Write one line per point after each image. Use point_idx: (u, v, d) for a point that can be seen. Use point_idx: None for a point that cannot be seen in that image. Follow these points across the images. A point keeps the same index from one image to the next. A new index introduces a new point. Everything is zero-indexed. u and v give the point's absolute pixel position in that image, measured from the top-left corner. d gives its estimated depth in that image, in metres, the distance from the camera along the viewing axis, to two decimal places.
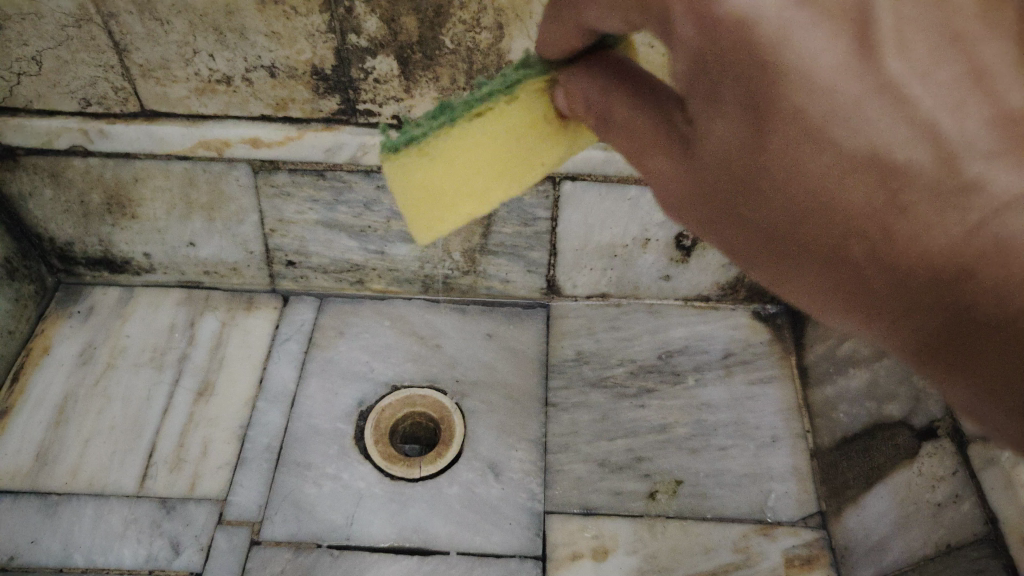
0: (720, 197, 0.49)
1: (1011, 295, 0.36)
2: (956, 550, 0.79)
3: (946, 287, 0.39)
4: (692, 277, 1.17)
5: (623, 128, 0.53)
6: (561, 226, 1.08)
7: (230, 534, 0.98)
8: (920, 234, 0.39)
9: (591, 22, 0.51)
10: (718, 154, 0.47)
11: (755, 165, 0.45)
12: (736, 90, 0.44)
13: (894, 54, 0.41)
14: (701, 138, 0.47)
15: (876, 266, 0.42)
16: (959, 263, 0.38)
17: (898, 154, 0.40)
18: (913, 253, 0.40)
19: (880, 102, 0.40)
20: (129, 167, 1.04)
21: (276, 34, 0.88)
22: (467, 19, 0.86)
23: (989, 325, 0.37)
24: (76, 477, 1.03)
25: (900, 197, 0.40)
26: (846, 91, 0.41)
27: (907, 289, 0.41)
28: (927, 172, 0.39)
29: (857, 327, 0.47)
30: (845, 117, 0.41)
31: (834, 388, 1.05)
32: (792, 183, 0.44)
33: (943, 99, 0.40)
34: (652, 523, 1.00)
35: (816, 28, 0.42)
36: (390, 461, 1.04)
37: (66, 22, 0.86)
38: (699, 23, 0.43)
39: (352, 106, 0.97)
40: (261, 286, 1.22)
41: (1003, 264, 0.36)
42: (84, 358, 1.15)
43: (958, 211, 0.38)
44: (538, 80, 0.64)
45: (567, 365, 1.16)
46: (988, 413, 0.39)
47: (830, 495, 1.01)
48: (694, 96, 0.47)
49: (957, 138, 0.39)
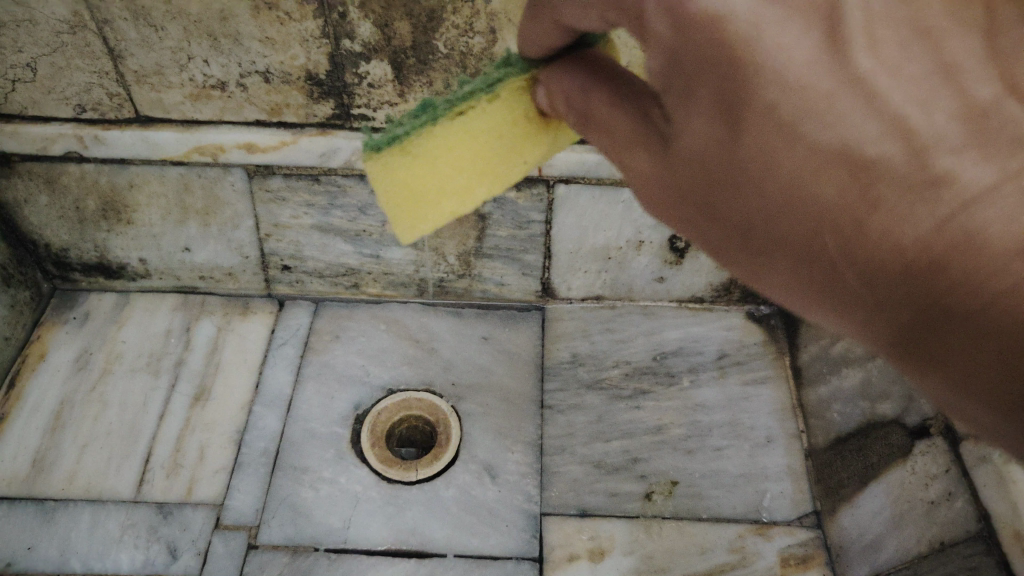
0: (698, 193, 0.49)
1: (982, 286, 0.38)
2: (949, 548, 0.80)
3: (917, 279, 0.40)
4: (686, 278, 1.17)
5: (602, 126, 0.53)
6: (555, 229, 1.09)
7: (227, 539, 0.98)
8: (892, 228, 0.40)
9: (571, 19, 0.52)
10: (694, 151, 0.47)
11: (730, 161, 0.46)
12: (711, 87, 0.44)
13: (863, 50, 0.41)
14: (678, 136, 0.48)
15: (850, 261, 0.43)
16: (931, 257, 0.39)
17: (869, 149, 0.40)
18: (886, 247, 0.41)
19: (850, 98, 0.41)
20: (125, 173, 1.04)
21: (270, 40, 0.89)
22: (460, 23, 0.87)
23: (962, 316, 0.39)
24: (72, 483, 1.03)
25: (872, 191, 0.40)
26: (817, 87, 0.42)
27: (880, 281, 0.42)
28: (897, 166, 0.40)
29: (830, 319, 0.48)
30: (818, 113, 0.41)
31: (827, 388, 1.06)
32: (766, 179, 0.45)
33: (912, 92, 0.40)
34: (649, 524, 1.00)
35: (787, 24, 0.42)
36: (387, 464, 1.05)
37: (61, 29, 0.87)
38: (674, 21, 0.44)
39: (346, 111, 0.98)
40: (257, 291, 1.22)
41: (972, 256, 0.38)
42: (80, 363, 1.15)
43: (928, 206, 0.39)
44: (521, 78, 0.65)
45: (563, 367, 1.17)
46: (963, 402, 0.41)
47: (825, 494, 1.01)
48: (672, 93, 0.47)
49: (926, 131, 0.40)
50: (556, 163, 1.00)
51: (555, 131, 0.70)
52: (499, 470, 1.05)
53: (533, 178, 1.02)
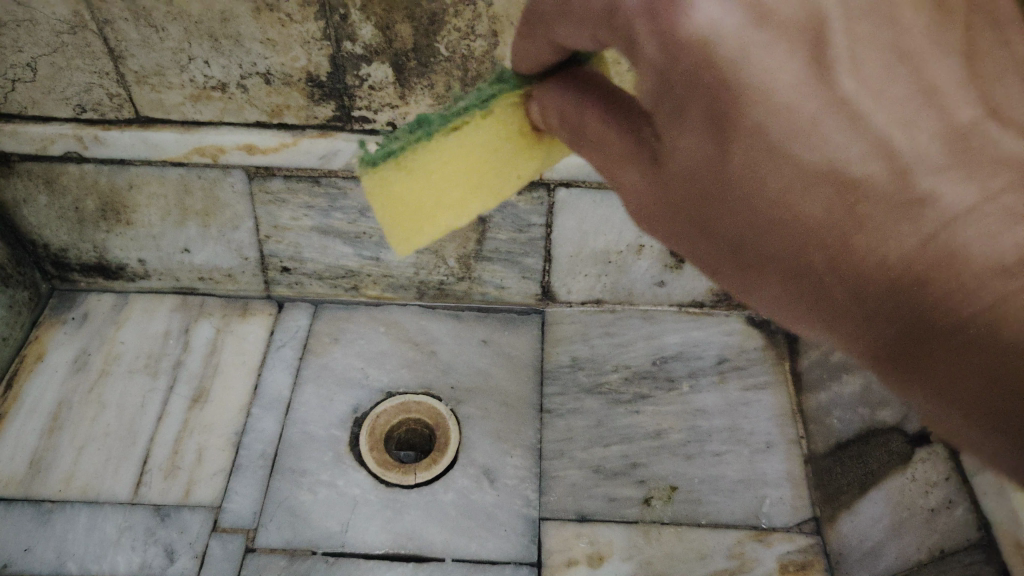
0: (688, 207, 0.49)
1: (964, 305, 0.38)
2: (948, 556, 0.80)
3: (901, 295, 0.41)
4: (687, 283, 1.17)
5: (594, 140, 0.53)
6: (555, 232, 1.09)
7: (225, 541, 0.98)
8: (878, 246, 0.41)
9: (563, 37, 0.51)
10: (683, 170, 0.47)
11: (719, 180, 0.45)
12: (701, 108, 0.43)
13: (847, 72, 0.41)
14: (667, 153, 0.48)
15: (839, 276, 0.43)
16: (914, 272, 0.40)
17: (854, 170, 0.40)
18: (871, 263, 0.41)
19: (837, 121, 0.40)
20: (124, 174, 1.04)
21: (271, 41, 0.89)
22: (462, 26, 0.87)
23: (944, 333, 0.40)
24: (69, 485, 1.02)
25: (858, 210, 0.41)
26: (803, 110, 0.41)
27: (866, 296, 0.43)
28: (884, 187, 0.40)
29: (820, 328, 0.49)
30: (805, 135, 0.41)
31: (827, 394, 1.06)
32: (755, 196, 0.45)
33: (898, 114, 0.40)
34: (647, 529, 1.00)
35: (773, 48, 0.41)
36: (385, 467, 1.04)
37: (61, 30, 0.87)
38: (663, 42, 0.42)
39: (346, 113, 0.97)
40: (256, 293, 1.22)
41: (954, 274, 0.38)
42: (77, 364, 1.14)
43: (912, 224, 0.39)
44: (513, 94, 0.64)
45: (562, 370, 1.16)
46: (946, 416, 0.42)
47: (825, 500, 1.01)
48: (661, 112, 0.46)
49: (910, 151, 0.40)
50: (558, 167, 1.00)
51: (546, 145, 0.70)
52: (500, 475, 1.05)
53: (534, 181, 1.03)
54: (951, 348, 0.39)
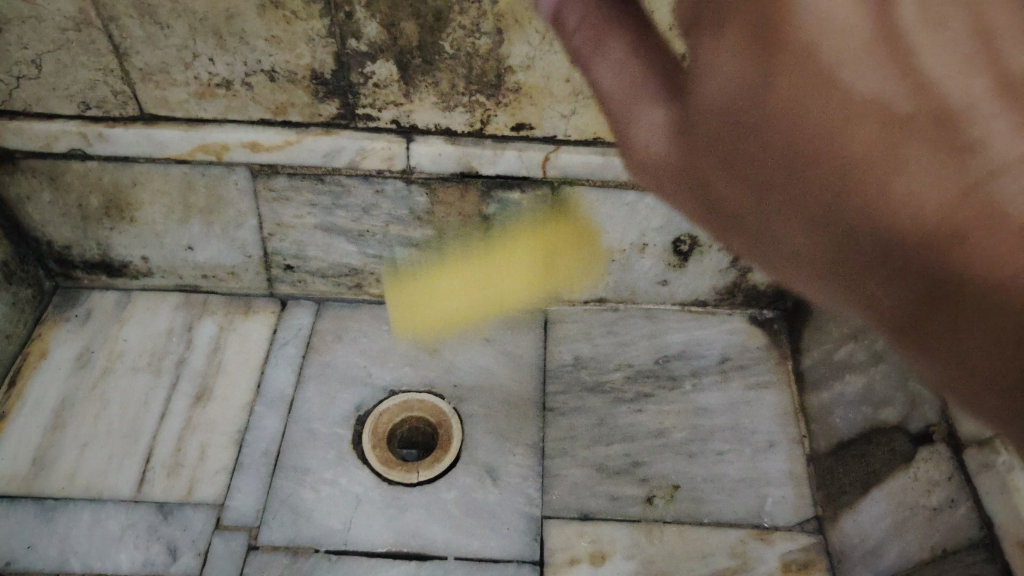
0: (722, 138, 0.48)
1: (1003, 264, 0.37)
2: (951, 555, 0.80)
3: (943, 251, 0.40)
4: (689, 282, 1.17)
5: (617, 70, 0.51)
6: (559, 231, 1.11)
7: (228, 539, 0.98)
8: (913, 196, 0.40)
9: None
10: (712, 100, 0.46)
11: (754, 110, 0.44)
12: (743, 13, 0.42)
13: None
14: (695, 83, 0.47)
15: (869, 226, 0.43)
16: (952, 226, 0.39)
17: (890, 104, 0.40)
18: (905, 214, 0.41)
19: (881, 57, 0.40)
20: (129, 171, 1.04)
21: (276, 39, 0.89)
22: (467, 24, 0.87)
23: (980, 296, 0.39)
24: (72, 482, 1.02)
25: (894, 149, 0.41)
26: (852, 29, 0.40)
27: (891, 251, 0.43)
28: (925, 131, 0.39)
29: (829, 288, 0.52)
30: (843, 58, 0.40)
31: (829, 393, 1.06)
32: (799, 123, 0.43)
33: (949, 52, 0.39)
34: (650, 527, 1.00)
35: None
36: (387, 465, 1.04)
37: (66, 26, 0.87)
38: None
39: (351, 111, 0.98)
40: (259, 290, 1.22)
41: (996, 229, 0.38)
42: (81, 361, 1.14)
43: (948, 176, 0.39)
44: None
45: (565, 369, 1.16)
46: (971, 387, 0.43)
47: (827, 499, 1.01)
48: (693, 28, 0.45)
49: (957, 96, 0.39)
50: (561, 164, 1.02)
51: None
52: (514, 507, 1.02)
53: (538, 179, 1.04)
54: (982, 311, 0.39)
